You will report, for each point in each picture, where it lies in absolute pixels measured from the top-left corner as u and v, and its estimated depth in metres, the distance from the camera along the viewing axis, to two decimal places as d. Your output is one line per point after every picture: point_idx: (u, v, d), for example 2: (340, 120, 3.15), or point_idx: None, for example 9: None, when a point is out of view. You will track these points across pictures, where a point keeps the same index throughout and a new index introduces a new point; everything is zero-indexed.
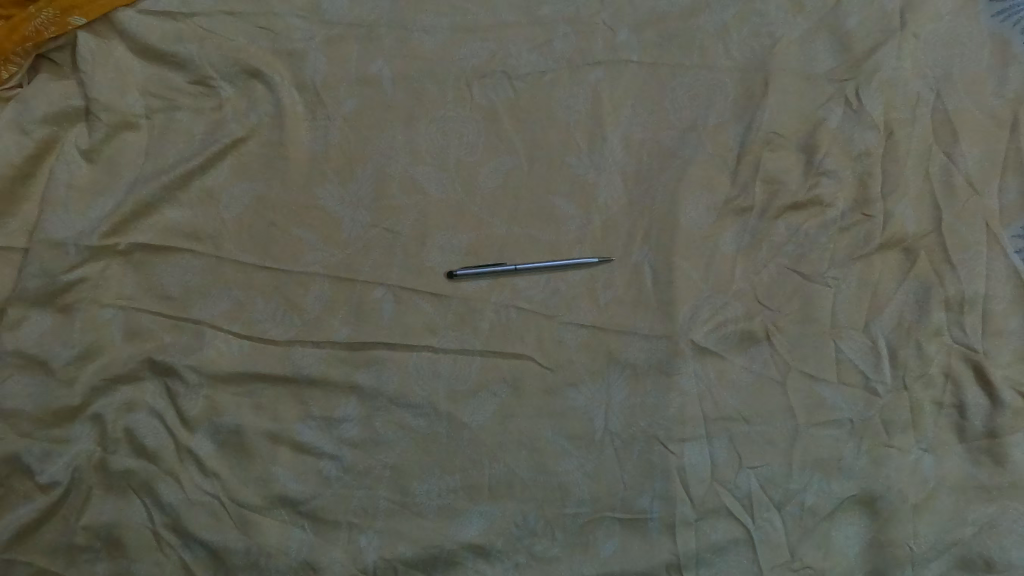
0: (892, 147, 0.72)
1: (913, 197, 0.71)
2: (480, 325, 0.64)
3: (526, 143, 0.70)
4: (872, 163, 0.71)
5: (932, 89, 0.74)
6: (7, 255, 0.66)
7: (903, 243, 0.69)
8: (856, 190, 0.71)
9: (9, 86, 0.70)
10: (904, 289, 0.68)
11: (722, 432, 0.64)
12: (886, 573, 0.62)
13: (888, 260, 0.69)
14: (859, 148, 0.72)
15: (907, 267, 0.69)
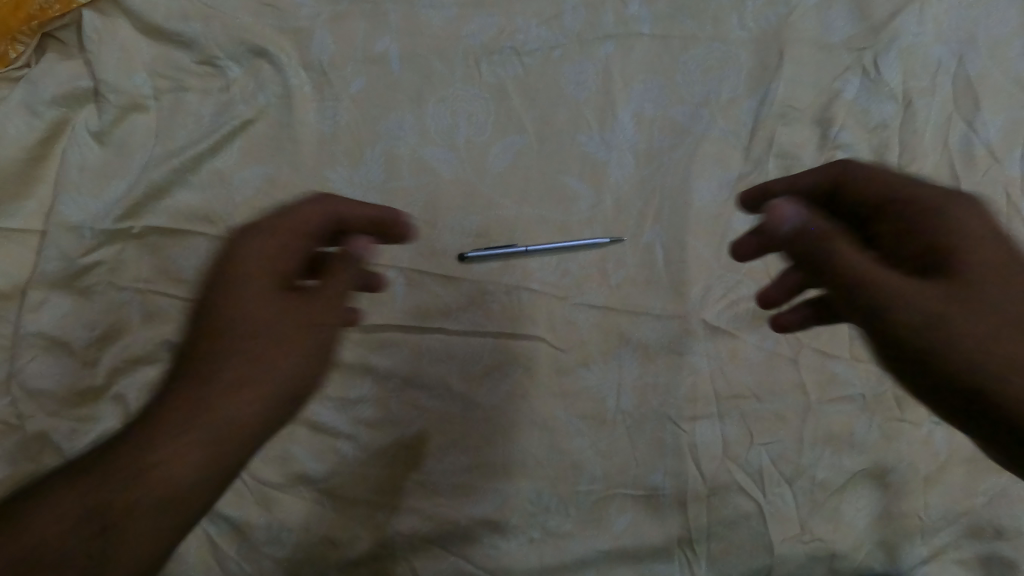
0: (909, 119, 0.71)
1: (930, 170, 0.70)
2: (491, 306, 0.64)
3: (536, 122, 0.69)
4: (890, 137, 0.70)
5: (954, 54, 0.73)
6: (24, 237, 0.67)
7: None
8: (873, 162, 0.70)
9: (18, 66, 0.71)
10: None
11: (733, 409, 0.64)
12: (897, 544, 0.64)
13: None
14: (876, 120, 0.71)
15: None
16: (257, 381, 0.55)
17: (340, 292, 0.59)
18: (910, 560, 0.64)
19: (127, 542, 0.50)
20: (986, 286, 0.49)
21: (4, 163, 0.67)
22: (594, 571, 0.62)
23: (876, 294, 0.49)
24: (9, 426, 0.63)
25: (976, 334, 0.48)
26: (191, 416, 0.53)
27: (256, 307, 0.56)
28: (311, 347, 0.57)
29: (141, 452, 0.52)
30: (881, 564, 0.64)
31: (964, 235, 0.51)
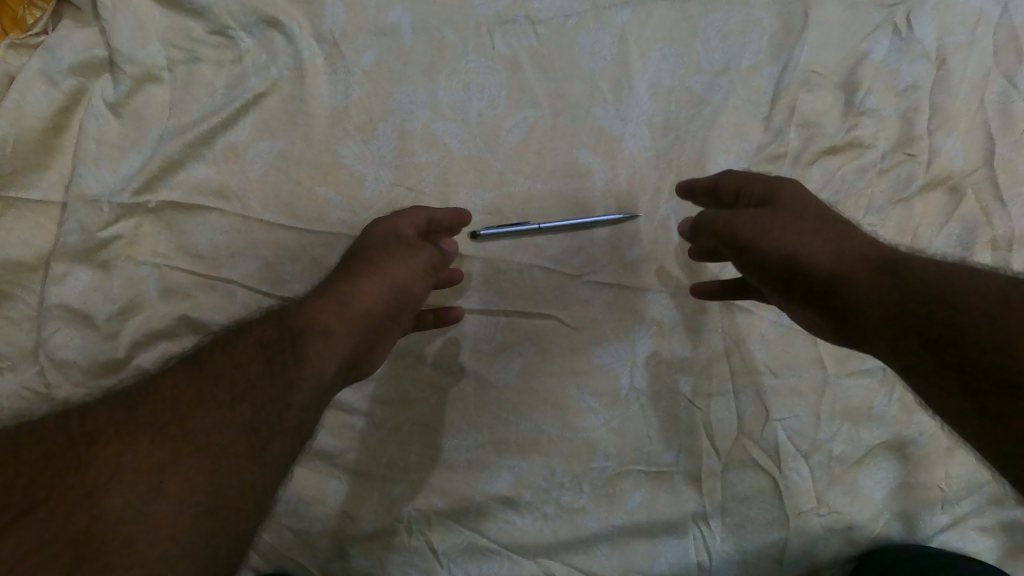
0: (942, 77, 0.68)
1: (963, 130, 0.68)
2: (503, 285, 0.63)
3: (550, 94, 0.68)
4: (920, 97, 0.68)
5: (997, 3, 0.69)
6: (45, 210, 0.67)
7: (950, 181, 0.68)
8: (898, 128, 0.68)
9: (36, 32, 0.68)
10: (948, 230, 0.67)
11: (749, 386, 0.64)
12: (916, 515, 0.65)
13: (931, 201, 0.68)
14: (905, 81, 0.68)
15: (953, 207, 0.67)
16: (355, 326, 0.53)
17: (432, 260, 0.56)
18: (929, 529, 0.65)
19: (175, 481, 0.43)
20: (824, 240, 0.50)
21: (24, 132, 0.66)
22: (607, 545, 0.62)
23: (741, 241, 0.51)
24: (39, 394, 0.64)
25: (856, 276, 0.47)
26: (239, 365, 0.48)
27: (351, 278, 0.54)
28: (386, 307, 0.54)
29: (225, 394, 0.47)
30: (901, 533, 0.65)
31: (784, 205, 0.52)
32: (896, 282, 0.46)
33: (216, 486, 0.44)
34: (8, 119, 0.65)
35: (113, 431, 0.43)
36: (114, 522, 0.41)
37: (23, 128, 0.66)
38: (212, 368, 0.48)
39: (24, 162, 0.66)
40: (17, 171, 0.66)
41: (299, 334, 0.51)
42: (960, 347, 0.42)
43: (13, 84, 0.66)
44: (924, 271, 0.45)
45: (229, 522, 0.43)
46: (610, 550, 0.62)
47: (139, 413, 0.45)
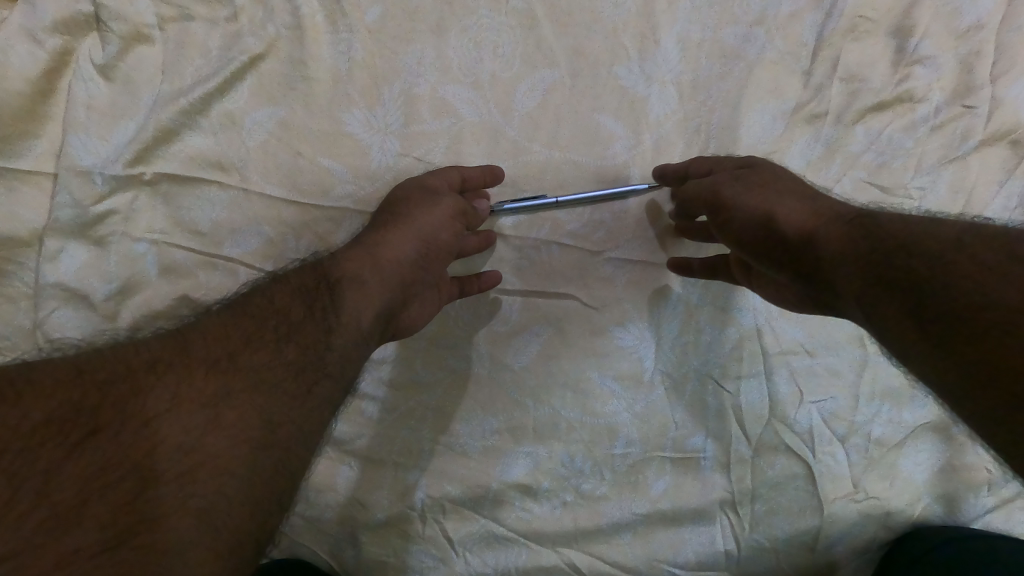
0: (1010, 16, 0.62)
1: None
2: (519, 263, 0.59)
3: (568, 51, 0.62)
4: (982, 41, 0.62)
5: None
6: (37, 180, 0.63)
7: (1012, 134, 0.62)
8: (956, 76, 0.62)
9: None
10: (1008, 189, 0.63)
11: (783, 366, 0.60)
12: (959, 497, 0.61)
13: (989, 157, 0.62)
14: (967, 22, 0.62)
15: (1014, 163, 0.62)
16: (389, 273, 0.51)
17: (459, 208, 0.54)
18: (972, 511, 0.61)
19: (231, 418, 0.41)
20: (799, 205, 0.50)
21: (9, 97, 0.62)
22: (630, 534, 0.60)
23: (719, 203, 0.52)
24: None
25: (828, 232, 0.47)
26: (279, 308, 0.47)
27: (380, 228, 0.53)
28: (415, 256, 0.53)
29: (270, 335, 0.45)
30: (941, 516, 0.61)
31: (758, 176, 0.52)
32: (863, 233, 0.45)
33: (270, 424, 0.42)
34: None
35: (165, 365, 0.41)
36: (172, 457, 0.38)
37: (7, 92, 0.62)
38: (255, 310, 0.46)
39: (13, 128, 0.62)
40: (6, 139, 0.62)
41: (334, 281, 0.50)
42: (918, 287, 0.40)
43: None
44: (889, 220, 0.45)
45: (283, 461, 0.42)
46: (633, 539, 0.60)
47: (189, 349, 0.42)
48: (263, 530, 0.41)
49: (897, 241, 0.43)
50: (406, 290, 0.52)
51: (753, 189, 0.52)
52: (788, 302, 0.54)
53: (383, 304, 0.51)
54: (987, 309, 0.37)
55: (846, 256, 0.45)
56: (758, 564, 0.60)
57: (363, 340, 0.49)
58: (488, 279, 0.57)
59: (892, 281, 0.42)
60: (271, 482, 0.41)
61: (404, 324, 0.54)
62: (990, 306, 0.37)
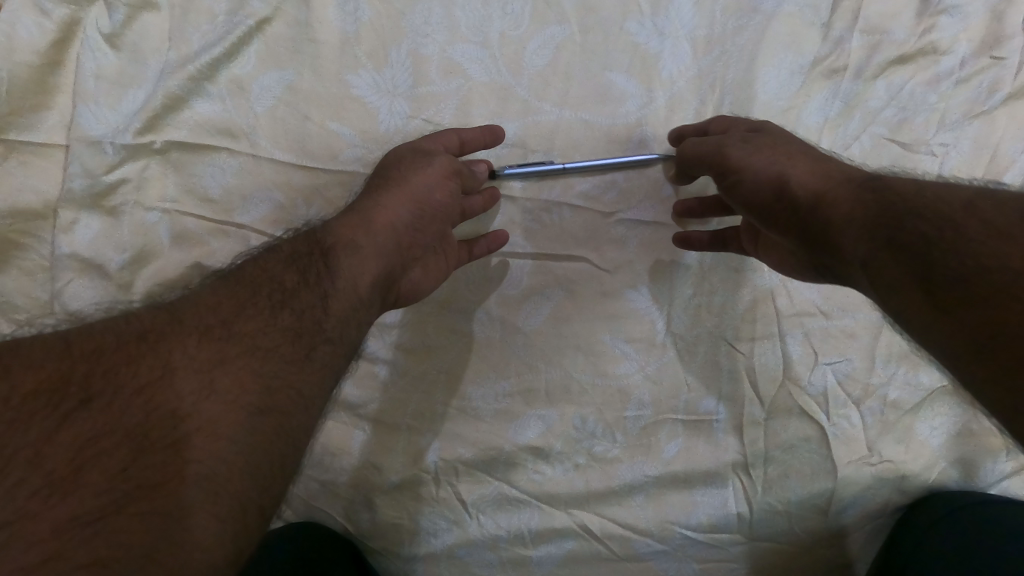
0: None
1: None
2: (531, 226, 0.59)
3: (579, 7, 0.61)
4: None
5: None
6: (48, 152, 0.63)
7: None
8: (985, 26, 0.60)
9: None
10: None
11: (797, 328, 0.59)
12: (975, 461, 0.60)
13: (1017, 112, 0.60)
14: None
15: None
16: (384, 238, 0.51)
17: (452, 167, 0.54)
18: (989, 477, 0.60)
19: (228, 381, 0.40)
20: (807, 166, 0.49)
21: (18, 70, 0.62)
22: (642, 496, 0.60)
23: (727, 164, 0.51)
24: None
25: (834, 192, 0.46)
26: (273, 277, 0.47)
27: (372, 194, 0.53)
28: (410, 219, 0.53)
29: (265, 302, 0.45)
30: (957, 481, 0.60)
31: (768, 137, 0.52)
32: (871, 194, 0.44)
33: (270, 386, 0.42)
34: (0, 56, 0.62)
35: (155, 336, 0.41)
36: (166, 422, 0.38)
37: (18, 65, 0.62)
38: (248, 280, 0.46)
39: (24, 101, 0.63)
40: (18, 112, 0.63)
41: (328, 247, 0.50)
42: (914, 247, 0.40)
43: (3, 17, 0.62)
44: (901, 182, 0.44)
45: (286, 425, 0.42)
46: (645, 502, 0.60)
47: (181, 319, 0.42)
48: (269, 497, 0.40)
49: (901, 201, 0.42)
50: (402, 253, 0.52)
51: (760, 150, 0.51)
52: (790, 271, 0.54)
53: (380, 267, 0.51)
54: (1008, 267, 0.36)
55: (847, 216, 0.45)
56: (771, 526, 0.60)
57: (362, 304, 0.49)
58: (495, 237, 0.57)
59: (892, 242, 0.41)
60: (273, 447, 0.41)
61: (408, 288, 0.54)
62: (1010, 264, 0.36)
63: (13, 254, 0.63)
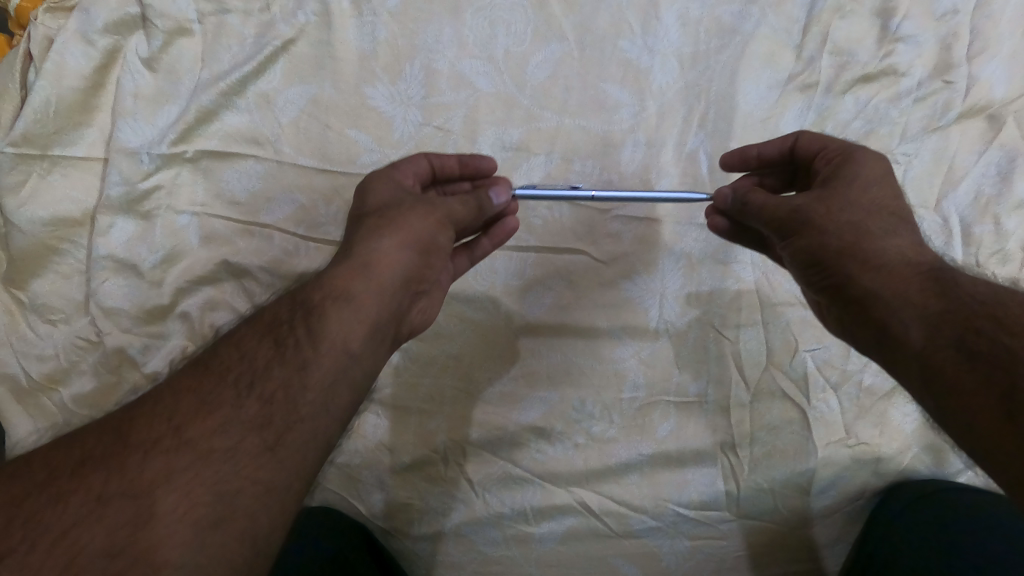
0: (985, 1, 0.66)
1: (1006, 56, 0.66)
2: (534, 223, 0.65)
3: (577, 27, 0.67)
4: (960, 23, 0.66)
5: None
6: (88, 165, 0.69)
7: (988, 110, 0.66)
8: (937, 54, 0.66)
9: None
10: (985, 161, 0.65)
11: (778, 317, 0.64)
12: (945, 447, 0.65)
13: (968, 130, 0.65)
14: (944, 7, 0.66)
15: (990, 136, 0.65)
16: (380, 288, 0.50)
17: (448, 216, 0.54)
18: (955, 464, 0.65)
19: (171, 501, 0.40)
20: (883, 231, 0.50)
21: (65, 93, 0.68)
22: (637, 475, 0.64)
23: (802, 221, 0.51)
24: (92, 343, 0.67)
25: (898, 269, 0.48)
26: (245, 356, 0.46)
27: (368, 238, 0.52)
28: (409, 268, 0.52)
29: (230, 390, 0.44)
30: (930, 467, 0.65)
31: (845, 180, 0.52)
32: (941, 290, 0.47)
33: (223, 494, 0.41)
34: (49, 80, 0.68)
35: (89, 465, 0.41)
36: (95, 563, 0.37)
37: (65, 89, 0.68)
38: (218, 365, 0.46)
39: (68, 120, 0.69)
40: (62, 130, 0.69)
41: (310, 312, 0.48)
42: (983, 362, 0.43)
43: (52, 48, 0.68)
44: (966, 279, 0.47)
45: (245, 530, 0.40)
46: (639, 479, 0.64)
47: (127, 435, 0.42)
48: None
49: (979, 309, 0.45)
50: (400, 297, 0.52)
51: (834, 211, 0.51)
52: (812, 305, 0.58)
53: (372, 328, 0.49)
54: None
55: (907, 303, 0.47)
56: (757, 503, 0.64)
57: (351, 367, 0.48)
58: (501, 232, 0.59)
59: (961, 346, 0.44)
60: (229, 560, 0.39)
61: (417, 319, 0.55)
62: None
63: (52, 259, 0.68)
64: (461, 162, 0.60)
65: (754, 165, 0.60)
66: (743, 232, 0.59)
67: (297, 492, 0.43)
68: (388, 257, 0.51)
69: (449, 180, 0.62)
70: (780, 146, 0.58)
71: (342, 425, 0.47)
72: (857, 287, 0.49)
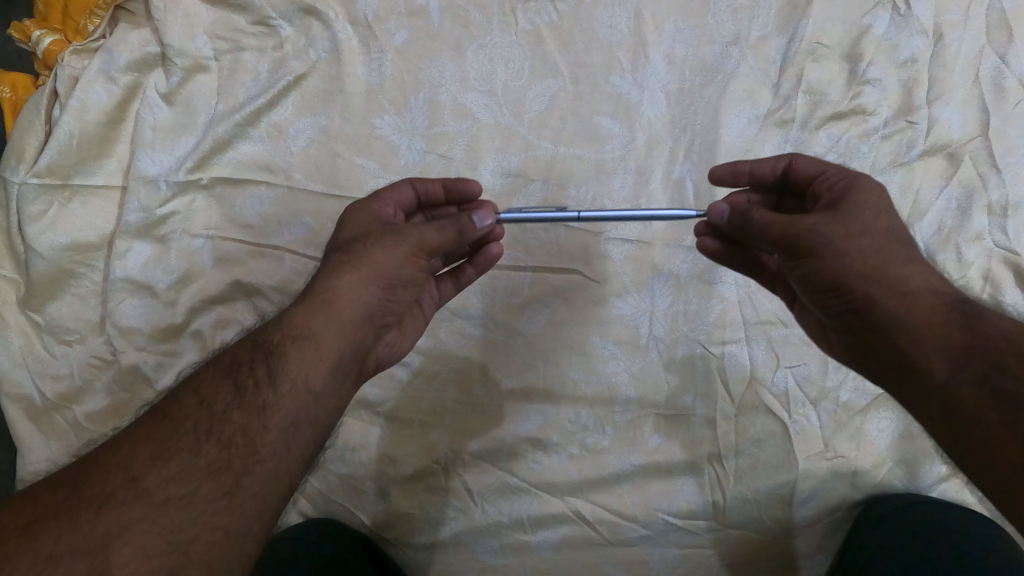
0: (941, 50, 0.71)
1: (959, 103, 0.70)
2: (531, 243, 0.70)
3: (571, 64, 0.73)
4: (919, 71, 0.71)
5: None
6: (107, 193, 0.73)
7: (948, 148, 0.70)
8: (900, 97, 0.71)
9: (95, 37, 0.74)
10: (945, 196, 0.69)
11: (761, 335, 0.68)
12: (917, 463, 0.67)
13: (930, 166, 0.70)
14: (905, 55, 0.71)
15: (951, 172, 0.69)
16: (341, 325, 0.52)
17: (420, 244, 0.55)
18: (929, 478, 0.67)
19: (126, 554, 0.40)
20: (903, 258, 0.52)
21: (88, 126, 0.72)
22: (629, 484, 0.67)
23: (814, 244, 0.52)
24: (106, 361, 0.70)
25: (922, 299, 0.50)
26: (204, 401, 0.47)
27: (333, 275, 0.54)
28: (372, 304, 0.54)
29: (187, 438, 0.45)
30: (903, 481, 0.67)
31: (858, 205, 0.53)
32: (967, 322, 0.49)
33: (180, 543, 0.41)
34: (74, 115, 0.72)
35: (40, 524, 0.41)
36: None
37: (87, 122, 0.72)
38: (176, 411, 0.46)
39: (89, 151, 0.73)
40: (84, 160, 0.73)
41: (271, 352, 0.50)
42: (1007, 399, 0.45)
43: (77, 85, 0.73)
44: (988, 313, 0.49)
45: None
46: (631, 489, 0.67)
47: (81, 489, 0.42)
48: None
49: (1004, 345, 0.47)
50: (363, 333, 0.53)
51: (853, 235, 0.52)
52: (812, 328, 0.60)
53: (333, 364, 0.51)
54: None
55: (931, 334, 0.49)
56: (742, 512, 0.66)
57: (311, 404, 0.49)
58: (486, 260, 0.62)
59: (985, 382, 0.46)
60: None
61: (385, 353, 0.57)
62: None
63: (70, 282, 0.71)
64: (445, 188, 0.63)
65: (745, 181, 0.63)
66: (734, 252, 0.63)
67: (256, 535, 0.44)
68: (355, 287, 0.53)
69: (435, 206, 0.65)
70: (774, 168, 0.61)
71: (302, 464, 0.48)
72: (881, 311, 0.51)
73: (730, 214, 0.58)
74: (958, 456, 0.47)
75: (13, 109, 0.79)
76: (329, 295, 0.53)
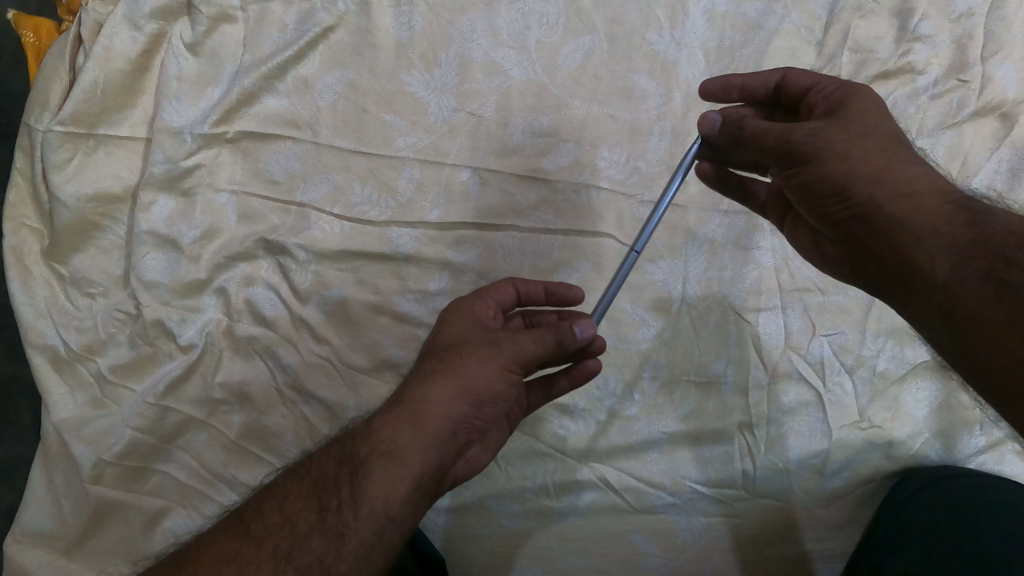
0: (998, 6, 0.68)
1: (1017, 59, 0.68)
2: (561, 205, 0.68)
3: (606, 21, 0.71)
4: (975, 25, 0.68)
5: None
6: (131, 145, 0.72)
7: (1001, 109, 0.67)
8: (952, 55, 0.68)
9: None
10: (997, 158, 0.66)
11: (797, 302, 0.67)
12: (954, 435, 0.65)
13: (982, 128, 0.67)
14: (960, 9, 0.69)
15: (1003, 134, 0.67)
16: (424, 441, 0.51)
17: (516, 358, 0.54)
18: (965, 450, 0.65)
19: None
20: (906, 159, 0.51)
21: (112, 75, 0.71)
22: (656, 451, 0.66)
23: (806, 150, 0.51)
24: (130, 315, 0.69)
25: (926, 199, 0.50)
26: (287, 521, 0.49)
27: (425, 386, 0.53)
28: (458, 420, 0.53)
29: (267, 565, 0.47)
30: (940, 454, 0.65)
31: (857, 112, 0.52)
32: (971, 218, 0.48)
33: None
34: (98, 63, 0.71)
35: None
36: None
37: (112, 71, 0.71)
38: (261, 530, 0.49)
39: (113, 101, 0.71)
40: (107, 110, 0.71)
41: (357, 468, 0.50)
42: (1008, 289, 0.45)
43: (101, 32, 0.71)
44: (989, 209, 0.49)
45: None
46: (659, 457, 0.66)
47: None
48: None
49: (1010, 239, 0.47)
50: (445, 450, 0.52)
51: (854, 139, 0.51)
52: (805, 247, 0.60)
53: (416, 484, 0.51)
54: None
55: (934, 235, 0.49)
56: (771, 482, 0.65)
57: (390, 525, 0.49)
58: (583, 372, 0.61)
59: (988, 274, 0.46)
60: None
61: (465, 468, 0.56)
62: None
63: (93, 234, 0.70)
64: (546, 291, 0.62)
65: (736, 96, 0.59)
66: (727, 178, 0.63)
67: None
68: (445, 405, 0.52)
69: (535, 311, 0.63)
70: (767, 81, 0.58)
71: None
72: (883, 216, 0.50)
73: (722, 124, 0.55)
74: (958, 358, 0.47)
75: (36, 54, 0.78)
76: (418, 410, 0.52)
